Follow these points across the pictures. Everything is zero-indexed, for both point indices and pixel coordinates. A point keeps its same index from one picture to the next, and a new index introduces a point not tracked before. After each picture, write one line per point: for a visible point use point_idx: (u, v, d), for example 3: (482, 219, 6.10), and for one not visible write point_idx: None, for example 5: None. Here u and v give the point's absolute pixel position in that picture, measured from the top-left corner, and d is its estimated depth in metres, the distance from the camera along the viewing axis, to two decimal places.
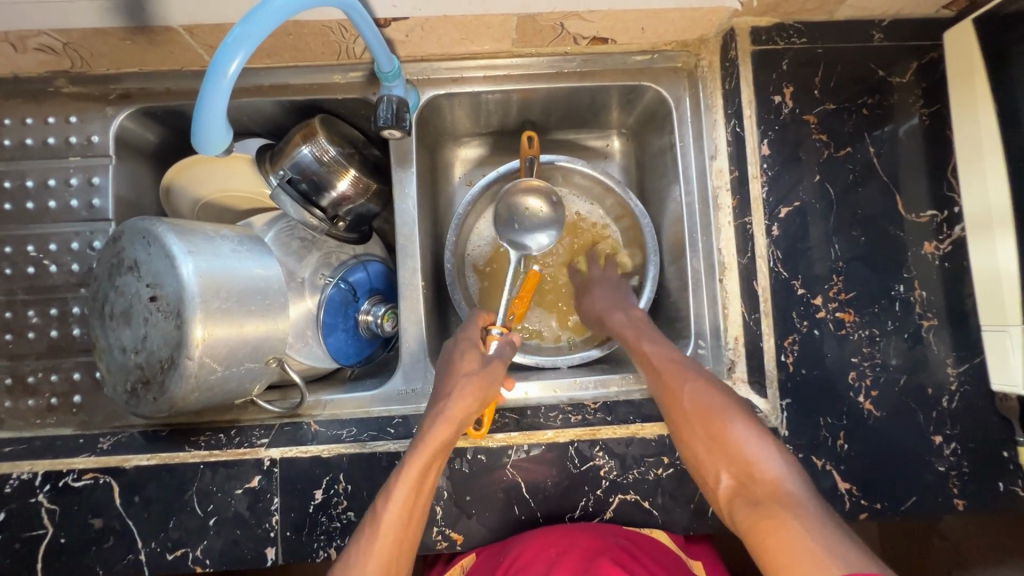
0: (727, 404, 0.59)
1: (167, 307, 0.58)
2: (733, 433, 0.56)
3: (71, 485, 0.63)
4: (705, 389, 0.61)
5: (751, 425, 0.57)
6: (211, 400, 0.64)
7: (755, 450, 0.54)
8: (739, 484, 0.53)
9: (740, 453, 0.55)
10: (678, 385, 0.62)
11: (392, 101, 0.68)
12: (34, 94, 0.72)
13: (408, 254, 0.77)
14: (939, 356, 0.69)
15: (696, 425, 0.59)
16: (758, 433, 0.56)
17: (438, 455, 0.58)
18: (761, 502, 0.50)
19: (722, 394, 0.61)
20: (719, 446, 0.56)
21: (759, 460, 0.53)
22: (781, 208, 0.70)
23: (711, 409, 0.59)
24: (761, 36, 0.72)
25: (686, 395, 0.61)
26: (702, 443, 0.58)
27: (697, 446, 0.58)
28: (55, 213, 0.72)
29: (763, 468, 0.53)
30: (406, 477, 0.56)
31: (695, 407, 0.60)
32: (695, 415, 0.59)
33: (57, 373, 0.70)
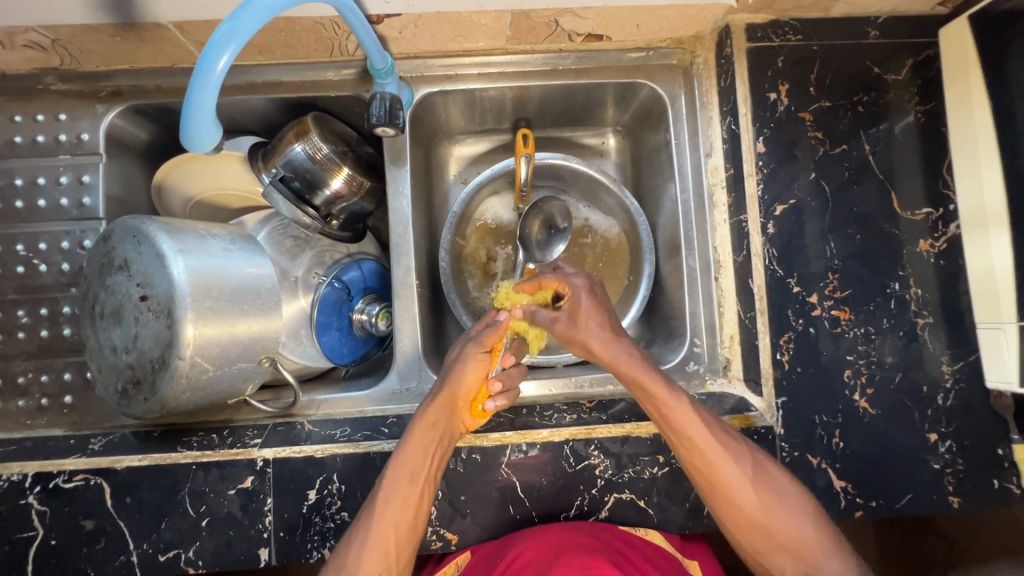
0: (779, 489, 0.55)
1: (158, 306, 0.57)
2: (787, 521, 0.54)
3: (61, 487, 0.63)
4: (754, 476, 0.55)
5: (804, 506, 0.55)
6: (203, 401, 0.64)
7: (812, 536, 0.53)
8: (798, 570, 0.53)
9: (796, 540, 0.53)
10: (719, 468, 0.55)
11: (385, 98, 0.67)
12: (23, 91, 0.72)
13: (403, 252, 0.76)
14: (934, 354, 0.69)
15: (757, 522, 0.54)
16: (809, 513, 0.54)
17: (433, 439, 0.59)
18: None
19: (763, 469, 0.56)
20: (778, 539, 0.53)
21: (817, 551, 0.52)
22: (777, 205, 0.70)
23: (765, 503, 0.54)
24: (756, 33, 0.71)
25: (734, 487, 0.54)
26: (758, 535, 0.54)
27: (754, 541, 0.54)
28: (45, 212, 0.71)
29: (825, 564, 0.52)
30: (399, 461, 0.57)
31: (740, 498, 0.54)
32: (755, 512, 0.54)
33: (47, 374, 0.69)
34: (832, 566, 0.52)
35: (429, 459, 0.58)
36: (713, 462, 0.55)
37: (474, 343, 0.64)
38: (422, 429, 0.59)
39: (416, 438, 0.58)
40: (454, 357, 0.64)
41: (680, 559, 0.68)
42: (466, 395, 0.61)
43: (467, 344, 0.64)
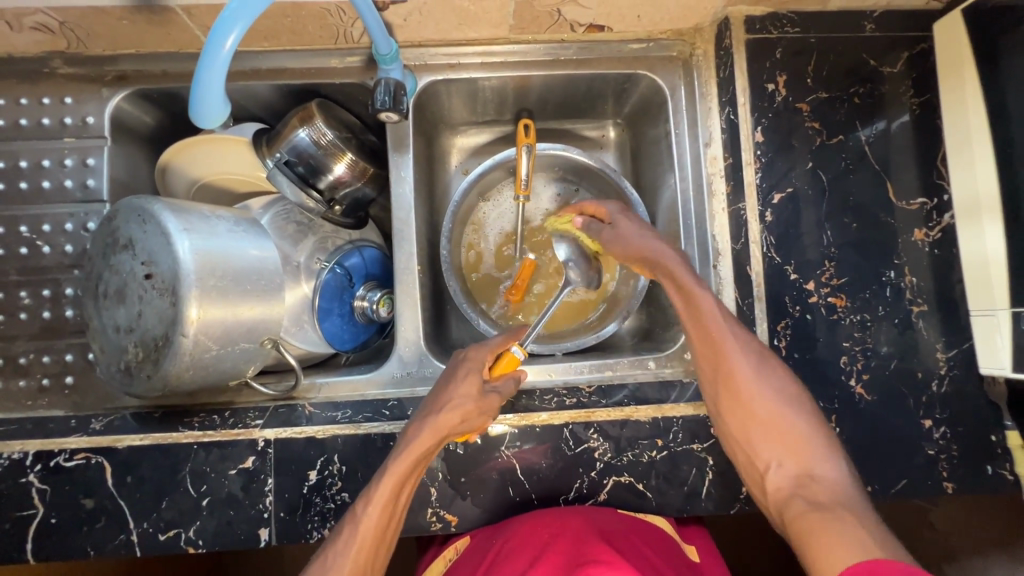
0: (776, 379, 0.59)
1: (162, 284, 0.58)
2: (784, 416, 0.57)
3: (62, 465, 0.62)
4: (760, 368, 0.59)
5: (803, 407, 0.58)
6: (206, 380, 0.64)
7: (807, 437, 0.56)
8: (789, 469, 0.54)
9: (783, 430, 0.56)
10: (730, 361, 0.59)
11: (389, 84, 0.68)
12: (29, 74, 0.72)
13: (405, 239, 0.77)
14: (929, 341, 0.70)
15: (751, 407, 0.58)
16: (809, 416, 0.57)
17: (419, 464, 0.58)
18: (819, 504, 0.49)
19: (767, 364, 0.60)
20: (767, 426, 0.57)
21: (809, 450, 0.55)
22: (775, 194, 0.71)
23: (758, 383, 0.59)
24: (755, 25, 0.72)
25: (739, 371, 0.59)
26: (751, 420, 0.58)
27: (746, 426, 0.58)
28: (49, 193, 0.71)
29: (817, 466, 0.53)
30: (386, 481, 0.56)
31: (740, 376, 0.59)
32: (743, 391, 0.59)
33: (49, 355, 0.70)
34: (822, 469, 0.53)
35: (410, 484, 0.59)
36: (720, 351, 0.60)
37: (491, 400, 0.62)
38: (416, 450, 0.58)
39: (409, 461, 0.58)
40: (456, 377, 0.64)
41: (678, 540, 0.70)
42: (463, 433, 0.62)
43: (482, 392, 0.62)
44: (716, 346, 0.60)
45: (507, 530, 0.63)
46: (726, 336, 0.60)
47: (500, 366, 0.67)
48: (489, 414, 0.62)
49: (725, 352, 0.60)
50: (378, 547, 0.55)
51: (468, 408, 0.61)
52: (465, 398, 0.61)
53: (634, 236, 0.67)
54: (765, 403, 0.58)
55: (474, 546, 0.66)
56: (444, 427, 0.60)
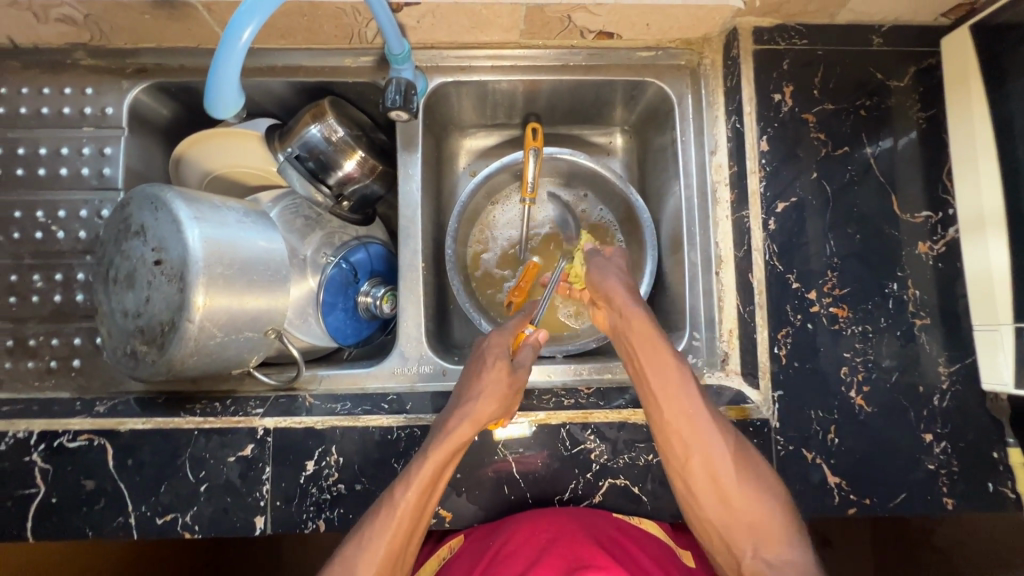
0: (749, 461, 0.57)
1: (171, 271, 0.59)
2: (759, 501, 0.55)
3: (65, 445, 0.63)
4: (736, 455, 0.57)
5: (778, 492, 0.56)
6: (209, 367, 0.65)
7: (782, 524, 0.54)
8: (763, 558, 0.53)
9: (759, 514, 0.54)
10: (707, 445, 0.57)
11: (400, 83, 0.69)
12: (52, 65, 0.74)
13: (411, 236, 0.78)
14: (931, 355, 0.70)
15: (727, 491, 0.56)
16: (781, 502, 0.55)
17: (458, 450, 0.59)
18: None
19: (740, 448, 0.58)
20: (743, 514, 0.55)
21: (779, 532, 0.53)
22: (778, 203, 0.71)
23: (732, 469, 0.56)
24: (763, 36, 0.73)
25: (716, 456, 0.56)
26: (727, 507, 0.55)
27: (719, 512, 0.56)
28: (66, 180, 0.73)
29: (791, 554, 0.52)
30: (426, 466, 0.57)
31: (716, 462, 0.56)
32: (721, 478, 0.56)
33: (58, 338, 0.71)
34: (794, 554, 0.52)
35: (447, 471, 0.59)
36: (693, 433, 0.57)
37: (517, 383, 0.63)
38: (455, 436, 0.58)
39: (448, 445, 0.58)
40: (487, 360, 0.64)
41: (674, 547, 0.69)
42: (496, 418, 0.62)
43: (508, 373, 0.62)
44: (691, 430, 0.57)
45: (502, 530, 0.62)
46: (700, 419, 0.58)
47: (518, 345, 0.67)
48: (517, 393, 0.64)
49: (698, 436, 0.57)
50: (410, 534, 0.55)
51: (503, 390, 0.61)
52: (499, 382, 0.61)
53: (614, 285, 0.66)
54: (742, 491, 0.55)
55: (469, 548, 0.64)
56: (483, 413, 0.60)
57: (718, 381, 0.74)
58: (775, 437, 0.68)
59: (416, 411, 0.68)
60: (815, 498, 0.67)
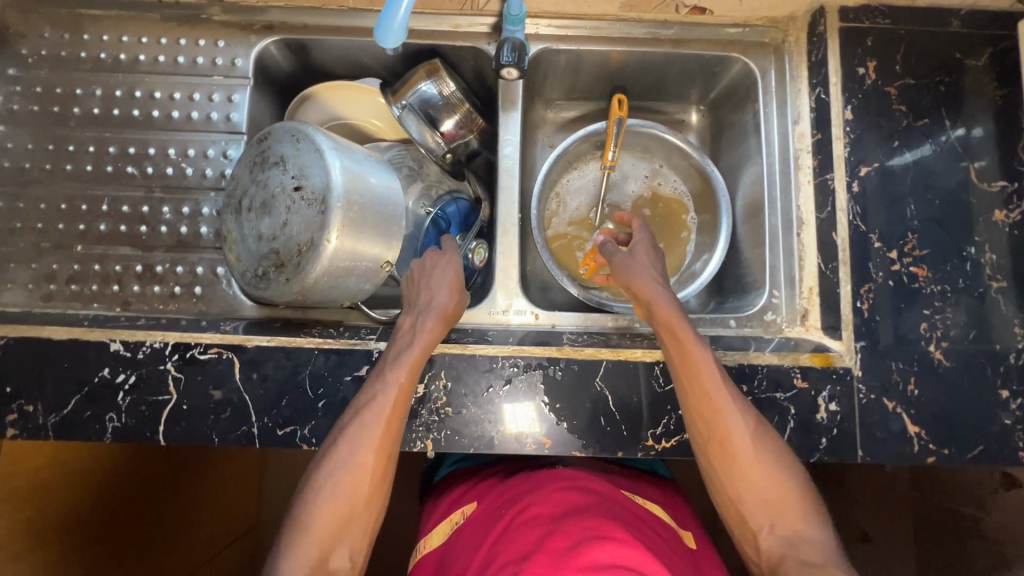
0: (761, 437, 0.63)
1: (312, 195, 0.64)
2: (774, 475, 0.61)
3: (196, 357, 0.68)
4: (756, 430, 0.63)
5: (792, 467, 0.62)
6: (331, 292, 0.70)
7: (796, 500, 0.61)
8: (781, 531, 0.60)
9: (775, 491, 0.61)
10: (727, 422, 0.62)
11: (514, 44, 0.75)
12: (190, 18, 0.81)
13: (509, 187, 0.83)
14: (1006, 315, 0.73)
15: (745, 465, 0.61)
16: (795, 476, 0.62)
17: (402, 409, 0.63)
18: (810, 562, 0.56)
19: (760, 425, 0.64)
20: (758, 487, 0.61)
21: (783, 499, 0.60)
22: (861, 167, 0.76)
23: (750, 444, 0.62)
24: (848, 14, 0.78)
25: (735, 432, 0.62)
26: (743, 478, 0.61)
27: (742, 488, 0.61)
28: (197, 123, 0.79)
29: (805, 526, 0.59)
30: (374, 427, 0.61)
31: (735, 437, 0.62)
32: (736, 447, 0.62)
33: (183, 265, 0.76)
34: (810, 530, 0.59)
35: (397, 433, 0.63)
36: (716, 407, 0.63)
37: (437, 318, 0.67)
38: (394, 395, 0.62)
39: (389, 404, 0.62)
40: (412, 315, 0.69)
41: (675, 526, 0.72)
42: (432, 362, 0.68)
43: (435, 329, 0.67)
44: (711, 404, 0.63)
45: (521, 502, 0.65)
46: (723, 396, 0.63)
47: None
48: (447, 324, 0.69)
49: (721, 415, 0.63)
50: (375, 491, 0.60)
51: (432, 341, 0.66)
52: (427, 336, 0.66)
53: (644, 276, 0.72)
54: (758, 464, 0.61)
55: (485, 515, 0.68)
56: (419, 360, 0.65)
57: (797, 334, 0.77)
58: (858, 385, 0.71)
59: (517, 344, 0.72)
60: (895, 446, 0.70)
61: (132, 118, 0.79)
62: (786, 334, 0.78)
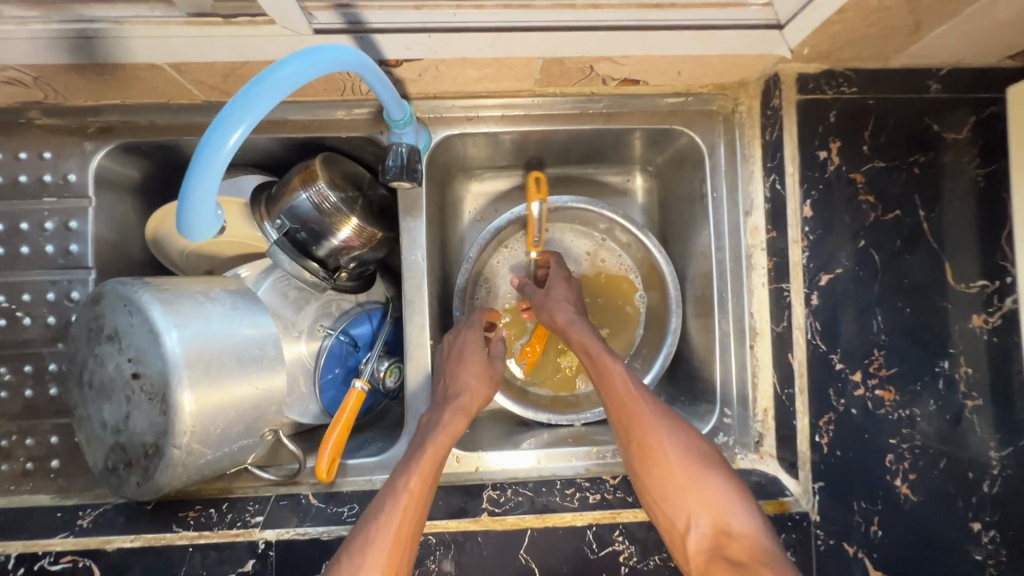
0: (689, 442, 0.61)
1: (151, 388, 0.52)
2: (704, 475, 0.58)
3: (46, 569, 0.57)
4: (675, 429, 0.61)
5: (721, 466, 0.59)
6: (200, 479, 0.59)
7: (727, 496, 0.57)
8: (712, 533, 0.55)
9: (708, 494, 0.57)
10: (647, 428, 0.61)
11: (400, 151, 0.61)
12: (4, 125, 0.65)
13: (416, 310, 0.71)
14: (981, 438, 0.65)
15: (668, 468, 0.59)
16: (727, 476, 0.58)
17: (418, 501, 0.56)
18: (740, 562, 0.51)
19: (680, 423, 0.62)
20: (687, 487, 0.57)
21: (714, 502, 0.56)
22: (822, 275, 0.64)
23: (674, 446, 0.60)
24: (809, 84, 0.65)
25: (653, 434, 0.60)
26: (676, 488, 0.57)
27: (665, 486, 0.58)
28: (29, 259, 0.65)
29: (734, 519, 0.55)
30: (385, 523, 0.54)
31: (654, 440, 0.60)
32: (659, 458, 0.59)
33: (33, 437, 0.65)
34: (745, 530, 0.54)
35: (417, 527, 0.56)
36: (633, 410, 0.62)
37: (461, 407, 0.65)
38: (409, 497, 0.56)
39: (404, 498, 0.56)
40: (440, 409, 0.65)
41: None
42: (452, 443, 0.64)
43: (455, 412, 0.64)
44: (629, 410, 0.62)
45: None
46: (642, 402, 0.63)
47: (348, 403, 0.68)
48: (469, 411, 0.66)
49: (640, 421, 0.61)
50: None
51: (454, 426, 0.63)
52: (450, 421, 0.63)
53: (559, 303, 0.74)
54: (696, 470, 0.58)
55: None
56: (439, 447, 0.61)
57: (752, 464, 0.70)
58: (815, 531, 0.63)
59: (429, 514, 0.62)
60: None
61: None
62: (738, 463, 0.70)
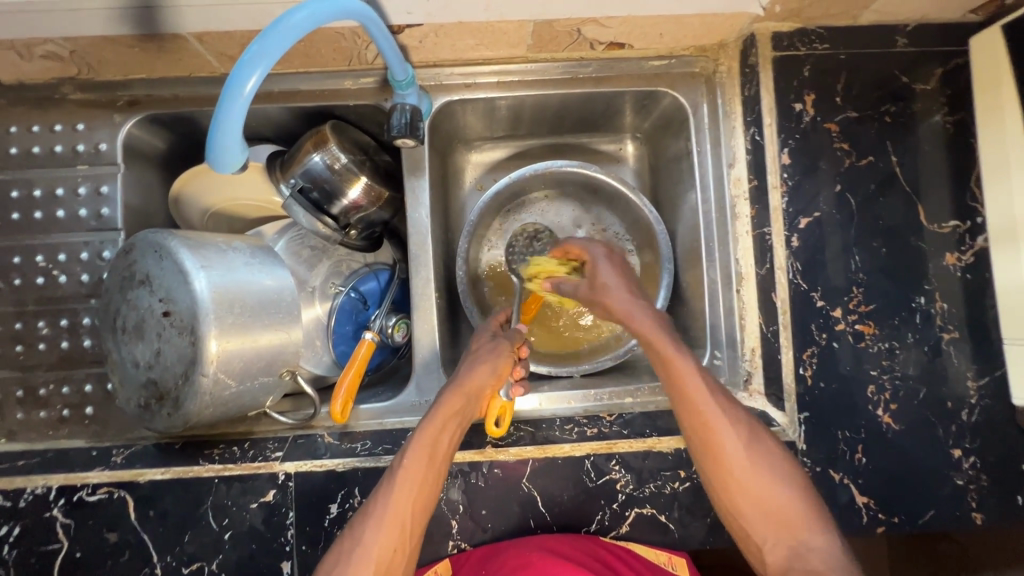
0: (766, 446, 0.57)
1: (181, 323, 0.57)
2: (772, 484, 0.54)
3: (84, 500, 0.63)
4: (742, 424, 0.57)
5: (789, 472, 0.55)
6: (225, 415, 0.64)
7: (799, 513, 0.53)
8: (783, 544, 0.52)
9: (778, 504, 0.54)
10: (714, 428, 0.57)
11: (405, 110, 0.66)
12: (41, 100, 0.71)
13: (422, 263, 0.76)
14: (959, 369, 0.68)
15: (737, 474, 0.55)
16: (795, 482, 0.55)
17: (419, 499, 0.54)
18: (812, 572, 0.49)
19: (756, 431, 0.57)
20: (753, 492, 0.54)
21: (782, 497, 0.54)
22: (801, 219, 0.69)
23: (748, 453, 0.56)
24: (782, 41, 0.70)
25: (725, 441, 0.56)
26: (747, 499, 0.55)
27: (734, 490, 0.55)
28: (63, 222, 0.71)
29: (811, 536, 0.52)
30: (374, 535, 0.51)
31: (727, 448, 0.56)
32: (744, 472, 0.55)
33: (68, 386, 0.69)
34: (816, 539, 0.51)
35: (416, 524, 0.53)
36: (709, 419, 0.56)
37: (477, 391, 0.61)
38: (400, 488, 0.53)
39: (404, 502, 0.53)
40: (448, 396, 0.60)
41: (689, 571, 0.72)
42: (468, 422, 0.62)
43: (472, 398, 0.61)
44: (706, 421, 0.57)
45: (496, 557, 0.61)
46: (722, 412, 0.57)
47: (359, 351, 0.71)
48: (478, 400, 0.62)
49: (710, 432, 0.57)
50: None
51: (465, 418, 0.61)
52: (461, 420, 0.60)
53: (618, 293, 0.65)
54: (757, 476, 0.55)
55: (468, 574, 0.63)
56: (443, 446, 0.57)
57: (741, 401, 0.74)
58: (802, 459, 0.67)
59: None
60: (842, 519, 0.67)
61: None
62: None
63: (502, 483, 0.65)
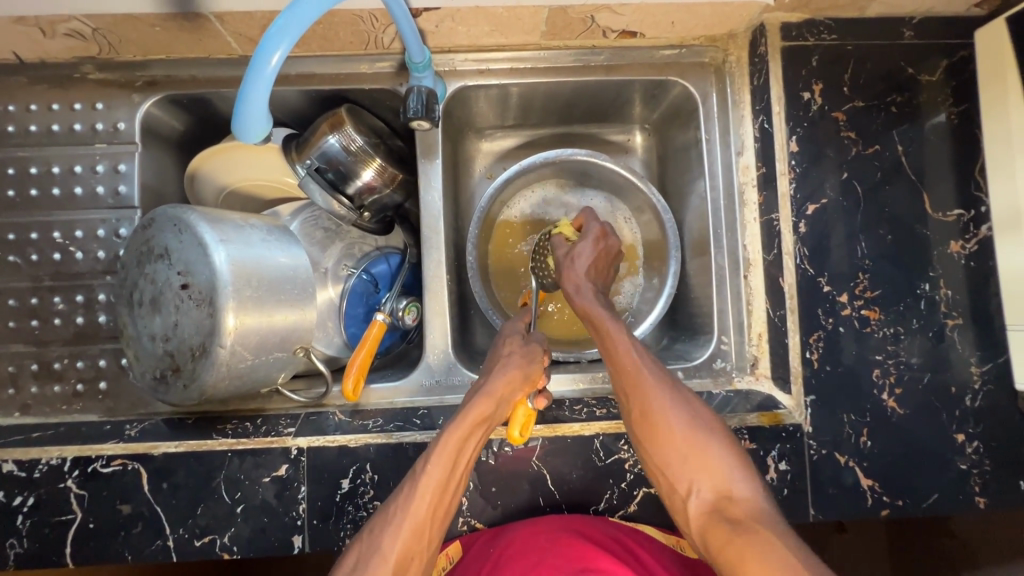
0: (698, 412, 0.61)
1: (199, 295, 0.58)
2: (704, 442, 0.58)
3: (99, 471, 0.63)
4: (669, 386, 0.62)
5: (718, 433, 0.59)
6: (240, 388, 0.64)
7: (725, 464, 0.56)
8: (708, 490, 0.55)
9: (706, 459, 0.57)
10: (645, 389, 0.61)
11: (422, 92, 0.67)
12: (61, 79, 0.72)
13: (434, 246, 0.77)
14: (963, 355, 0.69)
15: (674, 439, 0.58)
16: (724, 440, 0.58)
17: (439, 500, 0.54)
18: (737, 521, 0.51)
19: (680, 390, 0.62)
20: (686, 451, 0.58)
21: (713, 452, 0.57)
22: (808, 205, 0.70)
23: (677, 415, 0.60)
24: (791, 32, 0.71)
25: (654, 400, 0.61)
26: (681, 460, 0.57)
27: (668, 455, 0.58)
28: (81, 200, 0.72)
29: (734, 485, 0.55)
30: (401, 534, 0.51)
31: (658, 407, 0.60)
32: (680, 435, 0.58)
33: (83, 360, 0.70)
34: (743, 488, 0.54)
35: (435, 525, 0.54)
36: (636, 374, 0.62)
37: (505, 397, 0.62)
38: (423, 487, 0.54)
39: (425, 501, 0.53)
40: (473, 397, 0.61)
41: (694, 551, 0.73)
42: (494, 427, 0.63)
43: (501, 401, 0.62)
44: (638, 382, 0.62)
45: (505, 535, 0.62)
46: (652, 375, 0.62)
47: (370, 332, 0.72)
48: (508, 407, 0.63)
49: (640, 389, 0.62)
50: None
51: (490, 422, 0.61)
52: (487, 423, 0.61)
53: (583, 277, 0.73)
54: (698, 444, 0.58)
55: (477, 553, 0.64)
56: (469, 448, 0.58)
57: (748, 385, 0.75)
58: (808, 442, 0.68)
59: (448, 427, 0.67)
60: (848, 501, 0.68)
61: (8, 200, 0.71)
62: (736, 385, 0.76)
63: (513, 461, 0.66)
